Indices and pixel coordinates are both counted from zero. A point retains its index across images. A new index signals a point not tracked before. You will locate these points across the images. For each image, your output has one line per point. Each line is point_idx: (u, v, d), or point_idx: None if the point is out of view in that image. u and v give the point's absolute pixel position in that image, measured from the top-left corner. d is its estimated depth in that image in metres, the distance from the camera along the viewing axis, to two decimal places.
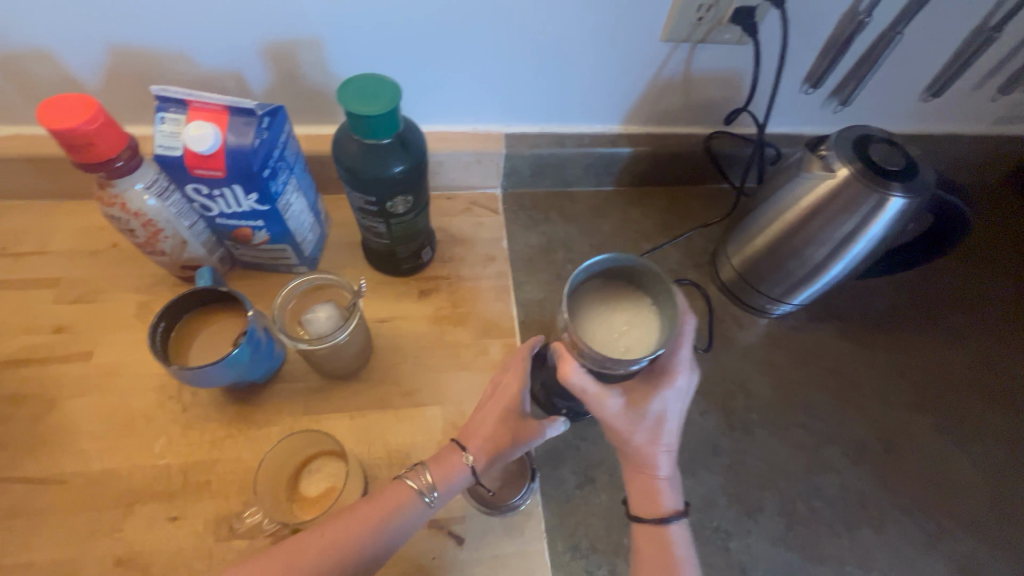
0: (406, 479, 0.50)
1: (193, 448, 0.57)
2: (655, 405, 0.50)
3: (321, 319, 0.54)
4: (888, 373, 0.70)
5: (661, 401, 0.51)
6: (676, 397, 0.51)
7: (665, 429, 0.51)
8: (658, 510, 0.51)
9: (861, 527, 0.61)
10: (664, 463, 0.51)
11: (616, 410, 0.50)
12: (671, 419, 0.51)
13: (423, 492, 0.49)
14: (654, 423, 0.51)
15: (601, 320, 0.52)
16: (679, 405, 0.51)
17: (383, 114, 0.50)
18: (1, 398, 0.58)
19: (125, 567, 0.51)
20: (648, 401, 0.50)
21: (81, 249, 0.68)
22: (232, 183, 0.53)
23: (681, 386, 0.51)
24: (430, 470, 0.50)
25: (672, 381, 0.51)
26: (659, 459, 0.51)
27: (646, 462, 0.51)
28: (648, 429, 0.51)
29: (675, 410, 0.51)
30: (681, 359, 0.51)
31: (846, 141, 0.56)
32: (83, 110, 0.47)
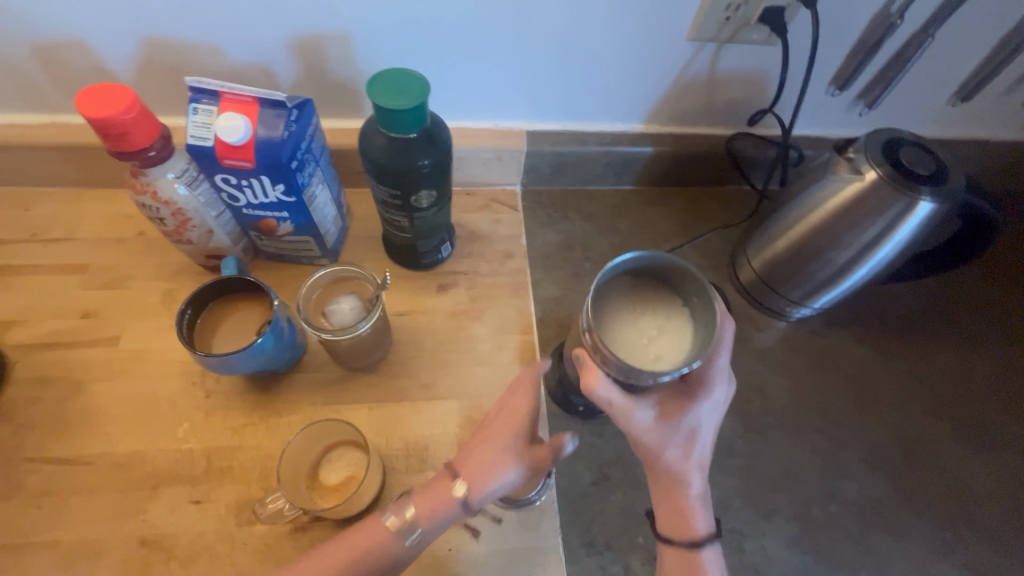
0: (387, 517, 0.51)
1: (215, 434, 0.58)
2: (689, 420, 0.49)
3: (344, 310, 0.55)
4: (908, 380, 0.69)
5: (695, 415, 0.49)
6: (711, 411, 0.50)
7: (698, 446, 0.50)
8: (689, 531, 0.50)
9: (878, 534, 0.60)
10: (695, 482, 0.51)
11: (646, 425, 0.49)
12: (704, 436, 0.50)
13: (401, 531, 0.50)
14: (687, 439, 0.50)
15: (629, 325, 0.50)
16: (712, 419, 0.50)
17: (411, 108, 0.50)
18: (29, 379, 0.59)
19: (148, 548, 0.51)
20: (682, 416, 0.49)
21: (108, 236, 0.69)
22: (261, 174, 0.53)
23: (716, 398, 0.50)
24: (411, 507, 0.51)
25: (707, 395, 0.49)
26: (690, 477, 0.50)
27: (678, 478, 0.50)
28: (680, 446, 0.50)
29: (709, 425, 0.50)
30: (717, 370, 0.50)
31: (875, 144, 0.56)
32: (121, 100, 0.48)
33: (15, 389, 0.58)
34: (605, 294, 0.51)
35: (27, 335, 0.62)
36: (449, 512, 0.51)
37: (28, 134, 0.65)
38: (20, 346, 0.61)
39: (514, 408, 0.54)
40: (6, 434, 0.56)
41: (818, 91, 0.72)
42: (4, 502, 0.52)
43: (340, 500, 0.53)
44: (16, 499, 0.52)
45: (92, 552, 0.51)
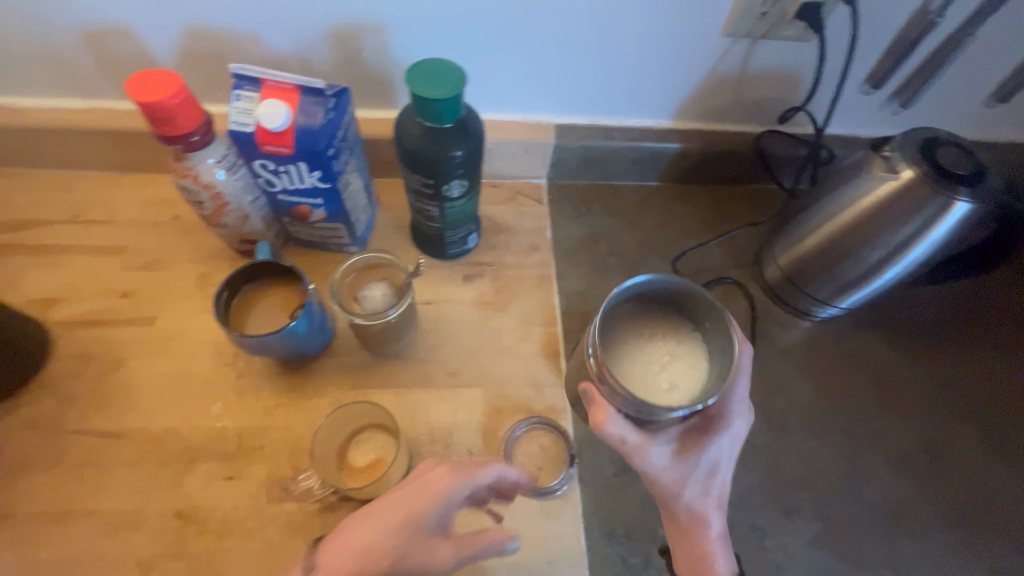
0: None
1: (247, 413, 0.59)
2: (708, 457, 0.51)
3: (377, 297, 0.57)
4: (935, 384, 0.69)
5: (715, 451, 0.51)
6: (729, 447, 0.51)
7: (716, 482, 0.51)
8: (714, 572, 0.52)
9: (901, 536, 0.60)
10: (717, 519, 0.52)
11: (663, 464, 0.50)
12: (722, 472, 0.51)
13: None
14: (705, 477, 0.51)
15: (642, 355, 0.54)
16: (732, 455, 0.51)
17: (449, 98, 0.51)
18: (71, 355, 0.61)
19: (184, 520, 0.53)
20: (701, 453, 0.51)
21: (146, 220, 0.71)
22: (299, 160, 0.55)
23: (734, 433, 0.51)
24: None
25: (726, 431, 0.51)
26: (710, 514, 0.52)
27: (698, 516, 0.52)
28: (700, 484, 0.51)
29: (728, 461, 0.51)
30: (736, 404, 0.51)
31: (911, 143, 0.55)
32: (169, 85, 0.49)
33: (58, 364, 0.61)
34: (618, 326, 0.55)
35: (70, 312, 0.64)
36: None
37: (73, 119, 0.67)
38: (63, 323, 0.63)
39: (424, 496, 0.49)
40: (50, 406, 0.58)
41: (852, 88, 0.71)
42: (49, 471, 0.54)
43: (368, 480, 0.55)
44: (60, 468, 0.55)
45: (131, 522, 0.53)
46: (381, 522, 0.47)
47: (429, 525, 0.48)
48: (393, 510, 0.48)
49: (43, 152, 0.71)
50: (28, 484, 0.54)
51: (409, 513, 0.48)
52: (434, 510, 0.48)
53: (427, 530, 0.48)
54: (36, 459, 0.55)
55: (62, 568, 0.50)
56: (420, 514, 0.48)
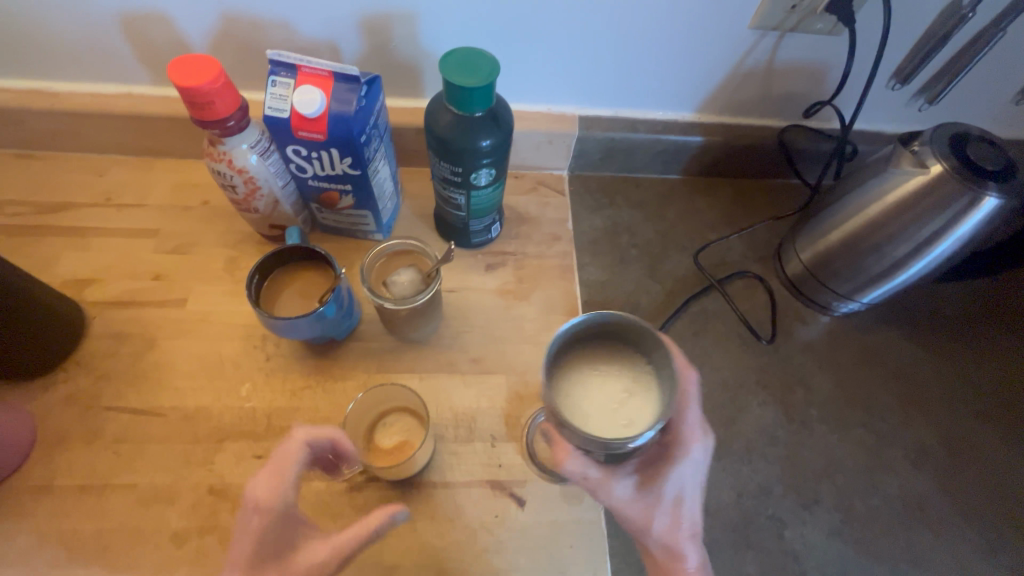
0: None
1: (275, 394, 0.60)
2: (672, 486, 0.50)
3: (404, 283, 0.57)
4: (955, 380, 0.69)
5: (677, 478, 0.50)
6: (693, 473, 0.50)
7: (684, 511, 0.50)
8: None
9: (919, 530, 0.60)
10: (692, 548, 0.51)
11: (627, 496, 0.50)
12: (688, 499, 0.51)
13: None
14: (674, 506, 0.50)
15: (592, 394, 0.48)
16: (696, 481, 0.51)
17: (482, 87, 0.52)
18: (106, 334, 0.63)
19: (216, 496, 0.55)
20: (665, 483, 0.50)
21: (176, 204, 0.73)
22: (331, 146, 0.55)
23: (694, 459, 0.50)
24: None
25: (687, 457, 0.50)
26: (684, 544, 0.50)
27: (674, 550, 0.50)
28: (670, 515, 0.50)
29: (693, 486, 0.51)
30: (689, 428, 0.51)
31: (942, 138, 0.55)
32: (208, 71, 0.50)
33: (94, 342, 0.62)
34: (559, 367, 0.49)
35: (104, 293, 0.66)
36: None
37: (107, 104, 0.69)
38: (98, 303, 0.65)
39: (255, 526, 0.47)
40: (86, 383, 0.60)
41: (879, 83, 0.71)
42: (85, 445, 0.56)
43: (393, 463, 0.56)
44: (96, 443, 0.56)
45: (164, 496, 0.54)
46: (235, 563, 0.46)
47: (276, 546, 0.47)
48: (238, 549, 0.47)
49: (77, 136, 0.73)
50: (66, 458, 0.55)
51: (247, 549, 0.46)
52: (274, 530, 0.47)
53: (278, 552, 0.47)
54: (73, 433, 0.57)
55: (99, 539, 0.52)
56: (259, 545, 0.47)
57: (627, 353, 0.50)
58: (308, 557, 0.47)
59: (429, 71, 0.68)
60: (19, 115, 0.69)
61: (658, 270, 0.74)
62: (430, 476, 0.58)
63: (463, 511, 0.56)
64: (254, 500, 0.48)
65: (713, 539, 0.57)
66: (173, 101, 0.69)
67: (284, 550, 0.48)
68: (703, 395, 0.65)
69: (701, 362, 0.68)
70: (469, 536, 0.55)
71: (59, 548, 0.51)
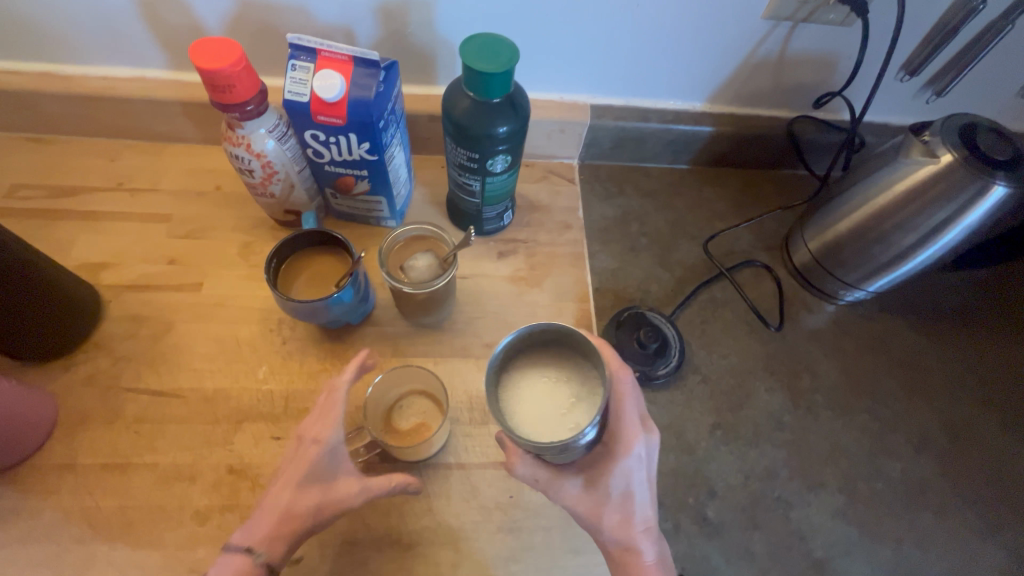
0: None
1: (293, 377, 0.61)
2: (620, 482, 0.51)
3: (421, 267, 0.58)
4: (956, 368, 0.70)
5: (623, 474, 0.51)
6: (639, 468, 0.51)
7: (634, 504, 0.51)
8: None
9: (920, 512, 0.62)
10: (649, 543, 0.51)
11: (575, 494, 0.51)
12: (638, 492, 0.51)
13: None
14: (625, 502, 0.51)
15: (536, 401, 0.50)
16: (644, 474, 0.51)
17: (501, 73, 0.52)
18: (124, 316, 0.64)
19: (237, 475, 0.55)
20: (613, 480, 0.51)
21: (190, 189, 0.73)
22: (350, 131, 0.56)
23: (640, 455, 0.50)
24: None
25: (630, 455, 0.50)
26: (640, 540, 0.51)
27: (627, 545, 0.51)
28: (621, 510, 0.51)
29: (641, 481, 0.51)
30: (628, 424, 0.51)
31: (952, 128, 0.56)
32: (230, 54, 0.50)
33: (111, 325, 0.63)
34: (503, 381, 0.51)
35: (121, 276, 0.66)
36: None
37: (120, 88, 0.69)
38: (114, 286, 0.66)
39: (307, 455, 0.50)
40: (106, 365, 0.60)
41: (889, 74, 0.71)
42: (106, 425, 0.57)
43: (411, 443, 0.56)
44: (117, 423, 0.57)
45: (185, 475, 0.55)
46: (288, 486, 0.49)
47: (325, 472, 0.50)
48: (291, 474, 0.49)
49: (89, 120, 0.73)
50: (88, 438, 0.56)
51: (302, 472, 0.49)
52: (324, 460, 0.50)
53: (328, 476, 0.50)
54: (95, 414, 0.57)
55: (122, 516, 0.53)
56: (312, 471, 0.49)
57: (569, 358, 0.52)
58: (351, 485, 0.50)
59: (444, 57, 0.68)
60: (31, 99, 0.69)
61: (668, 259, 0.75)
62: (445, 457, 0.58)
63: (478, 491, 0.57)
64: (314, 432, 0.50)
65: (722, 519, 0.59)
66: (187, 86, 0.69)
67: (329, 475, 0.50)
68: (712, 381, 0.67)
69: (711, 348, 0.69)
70: (484, 516, 0.56)
71: (83, 524, 0.52)
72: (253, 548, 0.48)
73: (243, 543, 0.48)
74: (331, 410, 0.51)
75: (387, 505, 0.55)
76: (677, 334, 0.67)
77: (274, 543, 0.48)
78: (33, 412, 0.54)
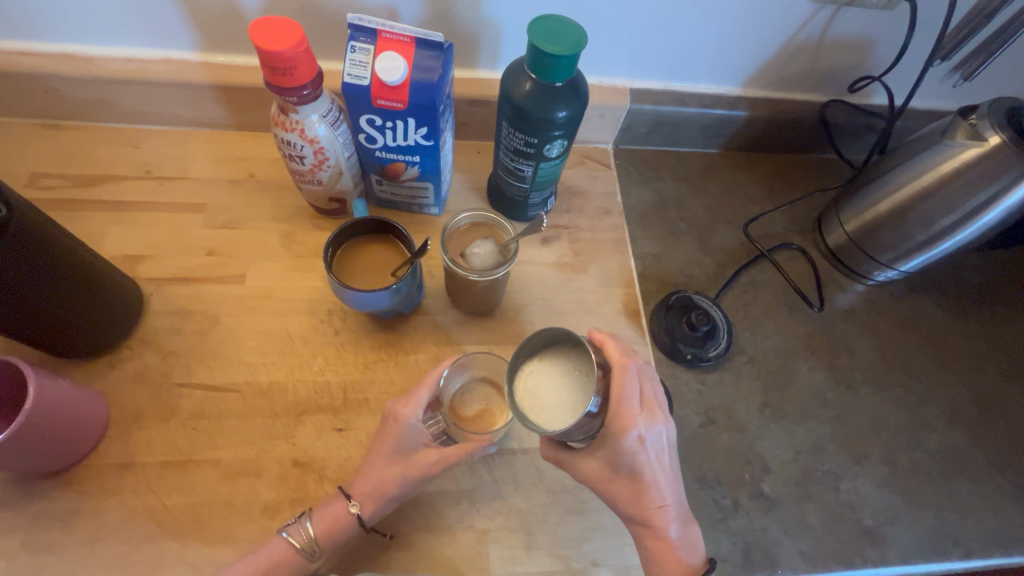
0: (286, 533, 0.50)
1: (349, 368, 0.60)
2: (625, 463, 0.49)
3: (482, 254, 0.57)
4: (982, 343, 0.73)
5: (626, 457, 0.49)
6: (642, 450, 0.49)
7: (646, 484, 0.50)
8: (683, 570, 0.50)
9: (959, 480, 0.64)
10: (665, 520, 0.51)
11: (589, 473, 0.52)
12: (648, 471, 0.50)
13: (304, 548, 0.49)
14: (634, 481, 0.50)
15: (555, 394, 0.48)
16: (648, 456, 0.49)
17: (566, 55, 0.51)
18: (168, 310, 0.62)
19: (303, 468, 0.55)
20: (619, 462, 0.50)
21: (221, 177, 0.71)
22: (409, 115, 0.55)
23: (638, 439, 0.48)
24: (310, 523, 0.50)
25: (624, 440, 0.48)
26: (656, 517, 0.51)
27: (643, 520, 0.51)
28: (632, 488, 0.50)
29: (649, 462, 0.49)
30: (626, 407, 0.48)
31: (999, 111, 0.58)
32: (292, 35, 0.48)
33: (156, 320, 0.61)
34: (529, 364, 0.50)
35: (161, 269, 0.64)
36: (349, 530, 0.51)
37: (146, 70, 0.65)
38: (154, 280, 0.64)
39: (393, 428, 0.52)
40: (155, 360, 0.59)
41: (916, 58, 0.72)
42: (163, 422, 0.56)
43: (478, 429, 0.56)
44: (174, 419, 0.56)
45: (250, 470, 0.54)
46: (378, 457, 0.52)
47: (407, 446, 0.52)
48: (380, 446, 0.52)
49: (111, 105, 0.69)
50: (145, 435, 0.55)
51: (388, 445, 0.51)
52: (406, 433, 0.51)
53: (409, 450, 0.52)
54: (151, 411, 0.56)
55: (191, 513, 0.52)
56: (397, 442, 0.51)
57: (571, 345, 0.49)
58: (431, 455, 0.51)
59: (488, 41, 0.66)
60: (50, 82, 0.65)
61: (707, 243, 0.76)
62: (509, 442, 0.59)
63: (544, 475, 0.57)
64: (399, 408, 0.52)
65: (777, 494, 0.61)
66: (217, 68, 0.66)
67: (410, 448, 0.52)
68: (758, 361, 0.68)
69: (754, 329, 0.70)
70: (551, 499, 0.56)
71: (151, 523, 0.51)
72: (352, 498, 0.51)
73: (347, 491, 0.52)
74: (423, 389, 0.52)
75: (456, 492, 0.56)
76: (723, 316, 0.68)
77: (368, 501, 0.51)
78: (89, 411, 0.52)
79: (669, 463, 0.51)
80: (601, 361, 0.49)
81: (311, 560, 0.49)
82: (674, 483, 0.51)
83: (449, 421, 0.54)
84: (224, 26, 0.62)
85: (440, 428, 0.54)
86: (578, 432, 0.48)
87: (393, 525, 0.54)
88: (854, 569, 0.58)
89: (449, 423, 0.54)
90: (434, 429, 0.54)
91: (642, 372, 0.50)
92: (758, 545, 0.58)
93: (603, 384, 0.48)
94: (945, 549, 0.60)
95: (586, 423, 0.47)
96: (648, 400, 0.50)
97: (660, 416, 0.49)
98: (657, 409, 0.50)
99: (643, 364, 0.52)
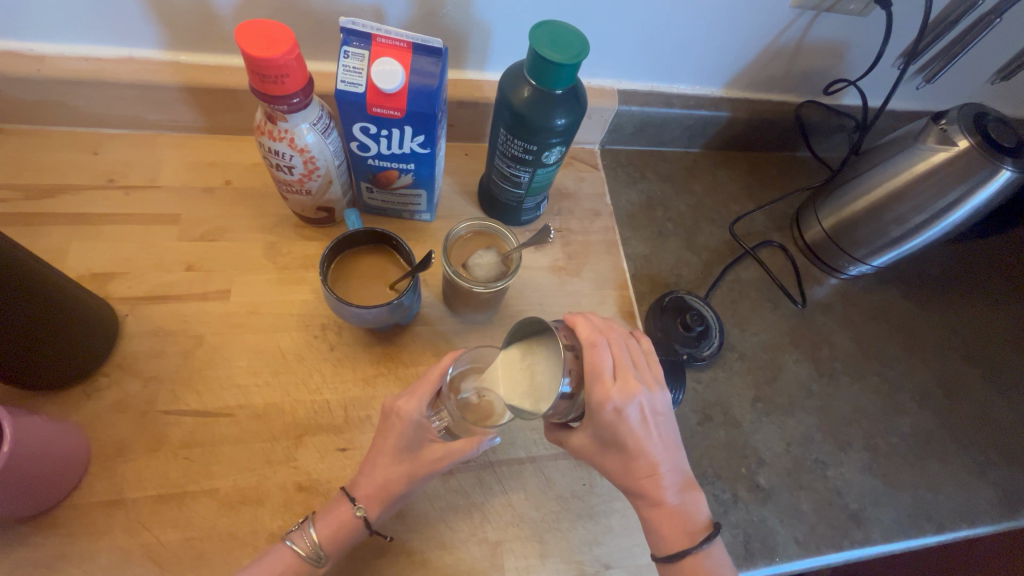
0: (289, 542, 0.48)
1: (348, 384, 0.58)
2: (609, 435, 0.48)
3: (485, 265, 0.57)
4: (944, 331, 0.78)
5: (609, 428, 0.47)
6: (622, 420, 0.47)
7: (636, 454, 0.48)
8: (684, 536, 0.48)
9: (930, 460, 0.69)
10: (659, 489, 0.48)
11: (585, 448, 0.51)
12: (634, 438, 0.47)
13: (310, 555, 0.47)
14: (622, 452, 0.48)
15: (536, 370, 0.47)
16: (631, 426, 0.47)
17: (566, 65, 0.51)
18: (145, 332, 0.58)
19: (309, 492, 0.53)
20: (605, 436, 0.48)
21: (193, 185, 0.66)
22: (406, 124, 0.53)
23: (616, 410, 0.46)
24: (314, 530, 0.48)
25: (601, 412, 0.46)
26: (648, 485, 0.48)
27: (638, 492, 0.49)
28: (620, 459, 0.49)
29: (632, 431, 0.47)
30: (597, 379, 0.46)
31: (967, 116, 0.61)
32: (282, 42, 0.45)
33: (133, 344, 0.57)
34: (507, 352, 0.51)
35: (135, 287, 0.60)
36: (356, 533, 0.49)
37: (103, 69, 0.59)
38: (128, 299, 0.59)
39: (396, 425, 0.50)
40: (135, 388, 0.55)
41: (887, 61, 0.75)
42: (151, 454, 0.53)
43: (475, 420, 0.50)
44: (163, 450, 0.53)
45: (252, 497, 0.52)
46: (382, 457, 0.50)
47: (412, 443, 0.49)
48: (382, 446, 0.50)
49: (64, 107, 0.63)
50: (133, 469, 0.52)
51: (393, 444, 0.49)
52: (410, 432, 0.49)
53: (415, 447, 0.49)
54: (137, 442, 0.53)
55: (191, 549, 0.49)
56: (402, 443, 0.49)
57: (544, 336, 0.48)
58: (436, 451, 0.49)
59: (476, 41, 0.64)
60: None
61: (694, 243, 0.78)
62: (517, 451, 0.59)
63: (555, 482, 0.58)
64: (402, 404, 0.49)
65: (772, 484, 0.64)
66: (185, 68, 0.61)
67: (414, 447, 0.49)
68: (747, 357, 0.71)
69: (742, 326, 0.73)
70: (563, 506, 0.57)
71: (148, 563, 0.49)
72: (357, 501, 0.49)
73: (351, 493, 0.49)
74: (425, 384, 0.50)
75: (468, 506, 0.55)
76: (715, 315, 0.70)
77: (374, 503, 0.49)
78: (72, 449, 0.49)
79: (658, 430, 0.49)
80: (570, 342, 0.48)
81: (318, 566, 0.47)
82: (666, 450, 0.49)
83: (455, 416, 0.51)
84: (191, 23, 0.57)
85: (445, 423, 0.51)
86: (570, 412, 0.50)
87: (408, 544, 0.53)
88: (843, 551, 0.62)
89: (455, 418, 0.51)
90: (440, 424, 0.51)
91: (615, 345, 0.49)
92: (757, 536, 0.60)
93: (573, 364, 0.47)
94: (922, 526, 0.65)
95: (565, 405, 0.48)
96: (624, 370, 0.47)
97: (638, 385, 0.47)
98: (631, 378, 0.47)
99: (619, 337, 0.50)
